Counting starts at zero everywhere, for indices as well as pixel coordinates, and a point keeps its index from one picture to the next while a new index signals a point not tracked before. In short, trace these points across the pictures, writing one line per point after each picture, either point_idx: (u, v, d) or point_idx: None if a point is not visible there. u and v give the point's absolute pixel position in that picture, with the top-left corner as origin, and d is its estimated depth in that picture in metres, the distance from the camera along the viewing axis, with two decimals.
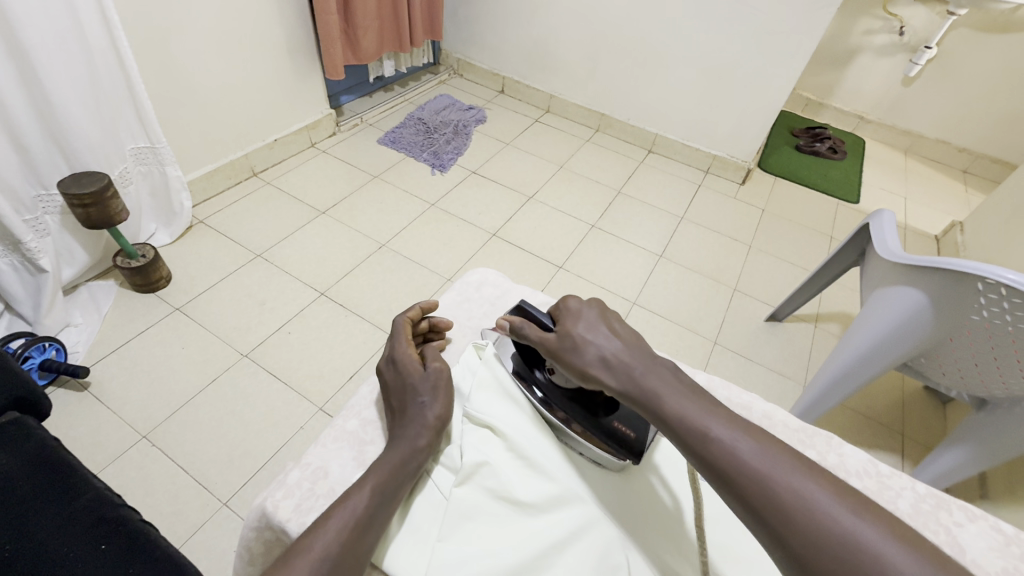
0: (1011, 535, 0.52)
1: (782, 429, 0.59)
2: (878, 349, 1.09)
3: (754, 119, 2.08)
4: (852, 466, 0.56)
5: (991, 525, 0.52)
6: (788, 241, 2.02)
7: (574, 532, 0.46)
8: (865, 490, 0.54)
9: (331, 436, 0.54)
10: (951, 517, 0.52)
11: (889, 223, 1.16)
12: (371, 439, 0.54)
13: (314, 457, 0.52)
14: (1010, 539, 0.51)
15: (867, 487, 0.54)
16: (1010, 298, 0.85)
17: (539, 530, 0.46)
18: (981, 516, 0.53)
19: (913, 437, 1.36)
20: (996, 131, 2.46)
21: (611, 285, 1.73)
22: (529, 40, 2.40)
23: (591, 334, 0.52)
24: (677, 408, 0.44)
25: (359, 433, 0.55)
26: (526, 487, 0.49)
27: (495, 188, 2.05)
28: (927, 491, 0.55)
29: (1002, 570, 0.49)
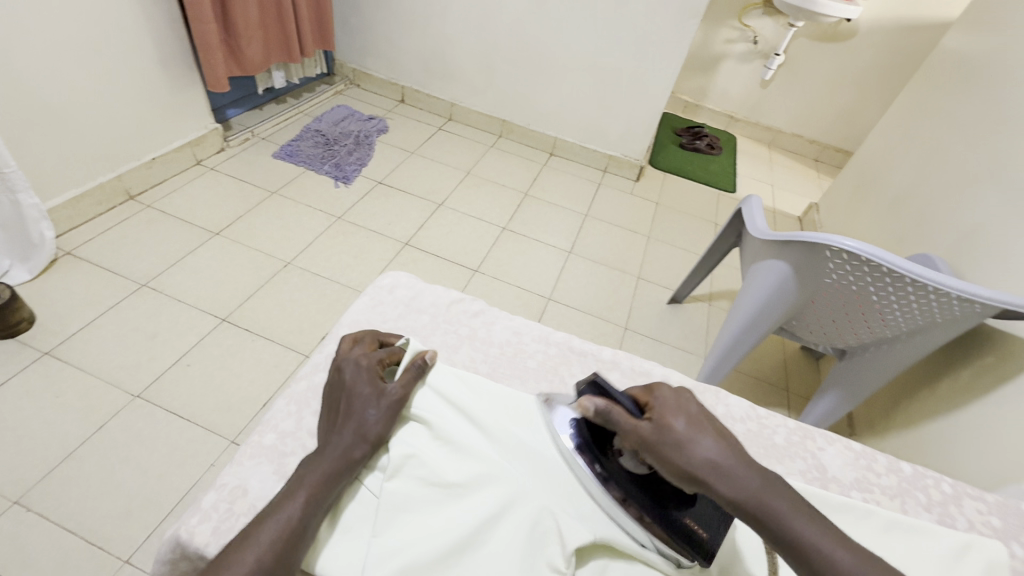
0: (858, 451, 0.61)
1: None
2: (761, 315, 1.23)
3: (641, 121, 2.27)
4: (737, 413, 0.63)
5: (844, 446, 0.62)
6: (680, 230, 2.22)
7: (503, 503, 0.46)
8: (748, 431, 0.61)
9: (247, 453, 0.52)
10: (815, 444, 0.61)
11: (756, 206, 1.32)
12: (293, 449, 0.53)
13: (231, 477, 0.50)
14: (858, 454, 0.61)
15: (750, 428, 0.61)
16: (850, 261, 1.02)
17: (472, 510, 0.46)
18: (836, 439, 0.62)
19: (796, 391, 1.55)
20: (836, 125, 2.88)
21: (526, 284, 1.79)
22: (425, 49, 2.41)
23: (694, 429, 0.48)
24: (798, 528, 0.43)
25: (278, 446, 0.53)
26: (455, 468, 0.49)
27: (403, 197, 2.03)
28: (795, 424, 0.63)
29: (854, 478, 0.58)
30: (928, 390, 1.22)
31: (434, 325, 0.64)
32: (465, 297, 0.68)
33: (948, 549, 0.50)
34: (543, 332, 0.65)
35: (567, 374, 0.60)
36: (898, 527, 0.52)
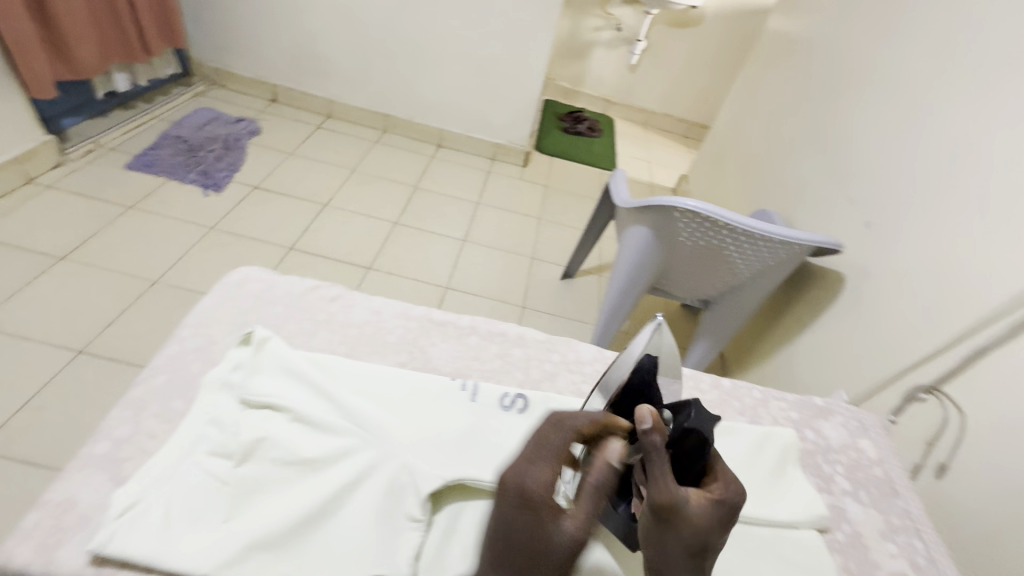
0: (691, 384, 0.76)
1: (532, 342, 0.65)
2: (633, 277, 1.35)
3: (521, 108, 2.34)
4: (585, 356, 0.66)
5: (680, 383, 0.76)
6: (568, 209, 2.34)
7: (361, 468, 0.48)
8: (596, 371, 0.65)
9: (77, 466, 0.50)
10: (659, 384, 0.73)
11: (621, 179, 1.43)
12: (130, 455, 0.52)
13: (58, 492, 0.48)
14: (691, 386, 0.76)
15: (598, 368, 0.65)
16: (695, 219, 1.15)
17: (326, 480, 0.47)
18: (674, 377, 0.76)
19: (679, 344, 1.72)
20: (697, 103, 3.18)
21: (422, 276, 1.80)
22: (292, 45, 2.29)
23: (700, 533, 0.46)
24: None
25: (113, 454, 0.52)
26: (309, 443, 0.49)
27: (284, 201, 1.94)
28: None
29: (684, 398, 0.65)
30: (777, 325, 1.40)
31: (290, 315, 0.64)
32: (322, 286, 0.69)
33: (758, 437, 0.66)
34: (402, 310, 0.67)
35: (427, 344, 0.62)
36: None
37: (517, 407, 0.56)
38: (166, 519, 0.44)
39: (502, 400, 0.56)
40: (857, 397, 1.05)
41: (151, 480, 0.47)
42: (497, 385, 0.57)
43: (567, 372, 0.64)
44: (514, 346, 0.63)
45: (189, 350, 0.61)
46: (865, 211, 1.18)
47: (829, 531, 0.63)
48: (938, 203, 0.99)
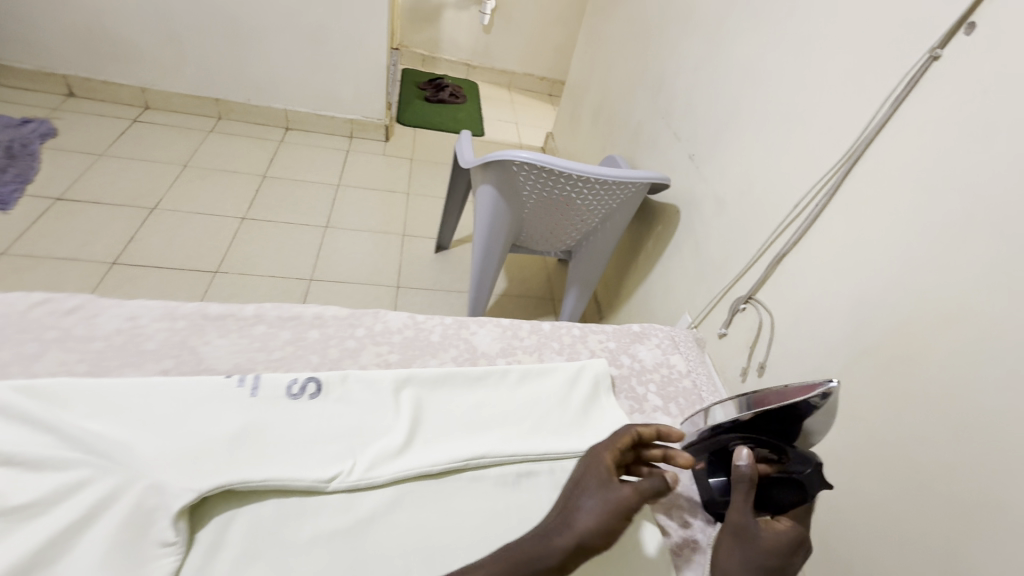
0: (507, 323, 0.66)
1: (330, 322, 0.59)
2: (492, 239, 1.33)
3: (369, 78, 2.20)
4: (394, 325, 0.61)
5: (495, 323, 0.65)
6: (437, 180, 2.28)
7: (97, 502, 0.41)
8: (405, 339, 0.61)
9: None
10: (469, 329, 0.63)
11: (465, 141, 1.38)
12: None
13: None
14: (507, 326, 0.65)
15: (407, 335, 0.61)
16: (531, 170, 1.15)
17: (44, 528, 0.39)
18: (488, 321, 0.65)
19: (558, 297, 1.77)
20: (555, 60, 3.21)
21: (281, 271, 1.66)
22: (78, 26, 1.94)
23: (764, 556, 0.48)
24: None
25: None
26: (21, 487, 0.41)
27: (98, 210, 1.66)
28: (450, 319, 0.64)
29: (501, 348, 0.62)
30: (633, 263, 1.48)
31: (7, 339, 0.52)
32: (53, 296, 0.56)
33: (567, 375, 0.60)
34: (168, 308, 0.57)
35: (199, 344, 0.55)
36: (530, 376, 0.59)
37: (308, 392, 0.52)
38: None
39: (288, 389, 0.52)
40: (697, 317, 1.13)
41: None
42: (284, 374, 0.53)
43: (373, 346, 0.59)
44: (311, 327, 0.58)
45: None
46: (689, 144, 1.26)
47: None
48: (739, 128, 1.07)
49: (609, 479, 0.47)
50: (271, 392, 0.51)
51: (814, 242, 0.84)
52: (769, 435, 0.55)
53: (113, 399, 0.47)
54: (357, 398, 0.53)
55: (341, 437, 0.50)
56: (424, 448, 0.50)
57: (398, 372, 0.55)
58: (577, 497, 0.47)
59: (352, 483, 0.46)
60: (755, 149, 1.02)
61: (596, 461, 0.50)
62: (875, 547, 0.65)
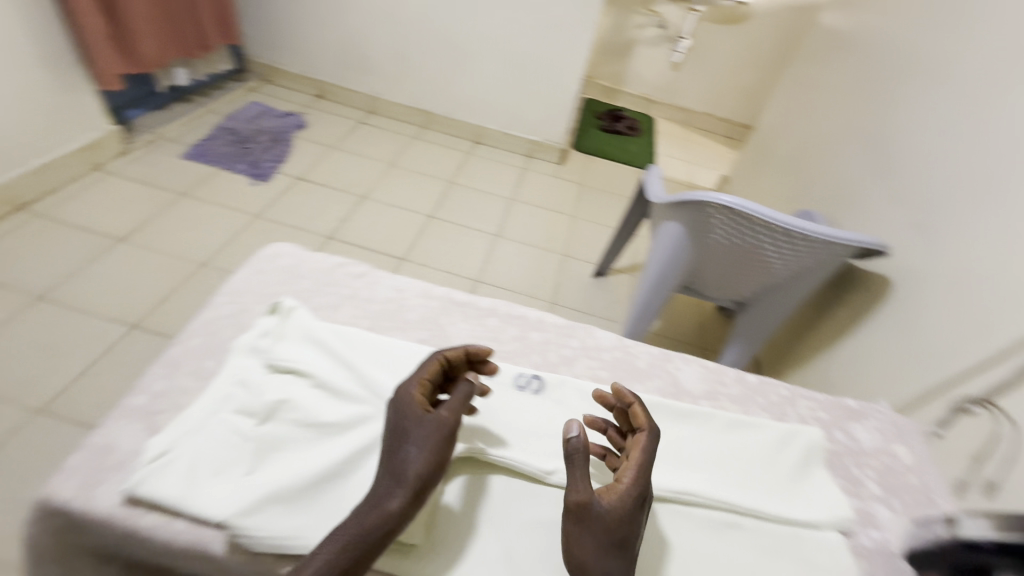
0: (710, 364, 0.75)
1: (552, 325, 0.75)
2: (663, 276, 1.32)
3: (559, 105, 2.34)
4: (605, 343, 0.75)
5: (700, 364, 0.75)
6: (602, 207, 2.32)
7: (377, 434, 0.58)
8: (613, 357, 0.73)
9: (121, 414, 0.58)
10: (677, 364, 0.74)
11: (655, 177, 1.40)
12: (162, 409, 0.59)
13: (101, 437, 0.56)
14: (709, 366, 0.75)
15: (615, 355, 0.74)
16: (727, 215, 1.13)
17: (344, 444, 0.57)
18: (694, 360, 0.75)
19: (710, 347, 1.68)
20: (743, 103, 3.08)
21: (454, 268, 1.82)
22: (339, 42, 2.37)
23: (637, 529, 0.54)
24: None
25: (149, 406, 0.60)
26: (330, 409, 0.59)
27: (324, 192, 2.00)
28: (657, 351, 0.76)
29: (704, 389, 0.73)
30: (813, 331, 1.35)
31: (318, 289, 0.75)
32: (347, 263, 0.79)
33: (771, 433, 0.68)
34: (424, 288, 0.77)
35: (446, 322, 0.73)
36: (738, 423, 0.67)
37: (532, 386, 0.68)
38: (189, 471, 0.53)
39: (516, 381, 0.69)
40: (901, 406, 0.99)
41: (179, 433, 0.56)
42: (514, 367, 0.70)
43: (586, 358, 0.73)
44: (534, 329, 0.75)
45: (223, 314, 0.70)
46: (913, 212, 1.12)
47: (855, 535, 0.66)
48: (988, 205, 0.94)
49: (420, 417, 0.55)
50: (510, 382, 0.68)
51: None
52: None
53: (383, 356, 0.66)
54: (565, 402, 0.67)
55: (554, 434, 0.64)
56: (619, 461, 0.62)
57: (608, 391, 0.69)
58: (401, 448, 0.54)
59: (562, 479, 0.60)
60: (1007, 232, 0.88)
61: (404, 408, 0.56)
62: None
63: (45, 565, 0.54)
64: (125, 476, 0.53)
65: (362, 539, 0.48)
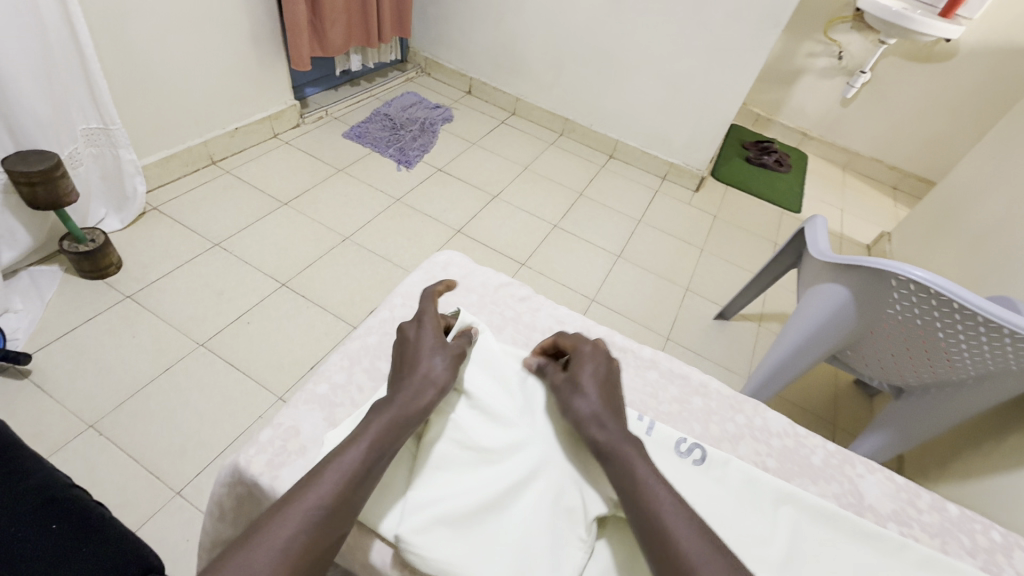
0: (900, 483, 0.64)
1: (717, 395, 0.69)
2: (811, 341, 1.19)
3: (708, 130, 2.21)
4: (774, 428, 0.68)
5: (886, 477, 0.65)
6: (735, 245, 2.16)
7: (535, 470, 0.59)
8: (783, 447, 0.66)
9: (303, 399, 0.62)
10: (854, 470, 0.65)
11: (822, 229, 1.26)
12: (340, 402, 0.63)
13: (286, 418, 0.60)
14: (899, 486, 0.64)
15: (786, 444, 0.66)
16: (918, 292, 0.98)
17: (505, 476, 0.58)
18: (878, 469, 0.65)
19: (842, 425, 1.49)
20: (921, 152, 2.70)
21: (571, 283, 1.79)
22: (497, 44, 2.44)
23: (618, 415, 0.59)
24: None
25: (329, 396, 0.63)
26: (491, 436, 0.61)
27: (460, 186, 2.08)
28: (834, 449, 0.67)
29: (893, 510, 0.62)
30: (992, 442, 1.13)
31: (484, 306, 0.77)
32: (512, 284, 0.81)
33: None
34: (585, 325, 0.76)
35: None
36: (933, 565, 0.55)
37: (694, 456, 0.61)
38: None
39: (675, 445, 0.62)
40: None
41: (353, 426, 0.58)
42: (675, 430, 0.63)
43: (751, 440, 0.66)
44: (695, 395, 0.69)
45: (395, 316, 0.74)
46: None
47: None
48: None
49: (438, 338, 0.64)
50: (671, 442, 0.62)
51: None
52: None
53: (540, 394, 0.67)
54: (729, 482, 0.59)
55: (716, 522, 0.56)
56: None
57: (782, 486, 0.59)
58: (424, 360, 0.61)
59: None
60: None
61: (426, 328, 0.65)
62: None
63: (221, 519, 0.60)
64: (306, 463, 0.56)
65: (401, 427, 0.54)
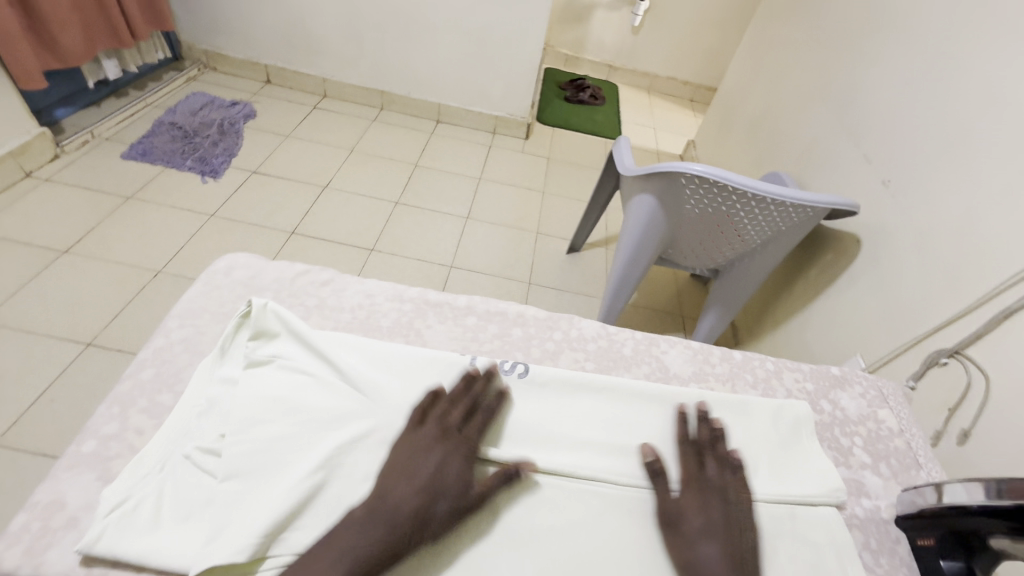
0: (693, 346, 0.76)
1: (532, 320, 0.74)
2: (639, 250, 1.32)
3: (521, 78, 2.27)
4: (587, 333, 0.74)
5: (682, 345, 0.76)
6: (572, 181, 2.29)
7: (351, 443, 0.55)
8: (598, 348, 0.73)
9: (66, 464, 0.55)
10: (659, 348, 0.74)
11: (625, 146, 1.37)
12: (116, 452, 0.57)
13: (45, 494, 0.52)
14: (694, 349, 0.75)
15: (599, 345, 0.73)
16: (703, 185, 1.11)
17: (322, 446, 0.55)
18: (675, 342, 0.75)
19: (688, 314, 1.70)
20: (705, 65, 3.06)
21: (426, 255, 1.77)
22: (283, 23, 2.22)
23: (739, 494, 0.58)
24: None
25: (100, 452, 0.56)
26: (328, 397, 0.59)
27: (283, 185, 1.91)
28: (640, 335, 0.76)
29: (692, 372, 0.72)
30: (789, 294, 1.37)
31: (279, 300, 0.71)
32: (311, 269, 0.76)
33: (762, 412, 0.67)
34: (395, 292, 0.75)
35: (422, 326, 0.72)
36: (725, 404, 0.67)
37: (517, 371, 0.67)
38: (156, 516, 0.50)
39: (497, 366, 0.67)
40: (874, 364, 1.02)
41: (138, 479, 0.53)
42: (494, 357, 0.68)
43: (569, 350, 0.72)
44: (514, 326, 0.73)
45: (173, 341, 0.67)
46: (884, 169, 1.13)
47: (846, 506, 0.62)
48: (946, 162, 0.96)
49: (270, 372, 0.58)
50: (486, 368, 0.66)
51: None
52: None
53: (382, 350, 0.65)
54: (550, 392, 0.66)
55: (545, 426, 0.63)
56: (610, 451, 0.62)
57: (594, 381, 0.67)
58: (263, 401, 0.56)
59: (554, 467, 0.59)
60: (967, 193, 0.90)
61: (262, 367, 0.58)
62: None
63: None
64: (79, 536, 0.50)
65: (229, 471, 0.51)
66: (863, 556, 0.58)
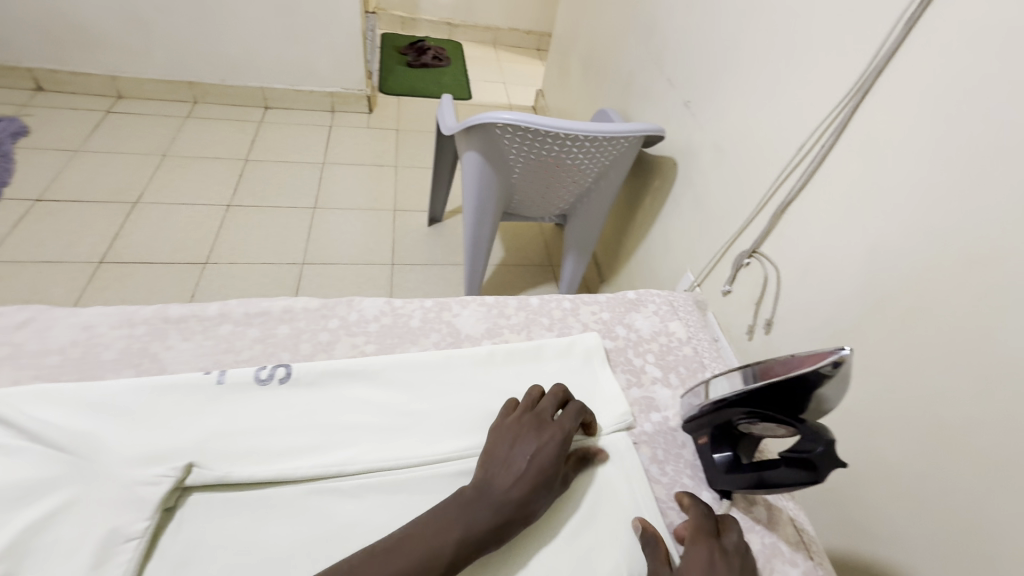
0: (488, 302, 0.74)
1: (302, 314, 0.67)
2: (481, 209, 1.28)
3: (347, 48, 2.10)
4: (370, 313, 0.69)
5: (478, 304, 0.74)
6: (425, 150, 2.20)
7: (47, 518, 0.43)
8: (382, 326, 0.68)
9: None
10: (450, 312, 0.72)
11: (447, 106, 1.30)
12: None
13: None
14: (488, 305, 0.73)
15: (384, 324, 0.68)
16: (516, 132, 1.09)
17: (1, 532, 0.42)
18: (470, 302, 0.73)
19: (556, 264, 1.72)
20: (543, 12, 3.04)
21: (273, 257, 1.62)
22: (36, 15, 1.84)
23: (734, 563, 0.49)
24: None
25: None
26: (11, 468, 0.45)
27: (82, 209, 1.62)
28: (430, 303, 0.72)
29: (486, 329, 0.70)
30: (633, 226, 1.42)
31: None
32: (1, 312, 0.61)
33: (552, 355, 0.67)
34: (123, 315, 0.63)
35: (160, 349, 0.61)
36: (514, 355, 0.66)
37: (278, 376, 0.58)
38: None
39: (252, 376, 0.58)
40: (699, 277, 1.08)
41: None
42: (251, 365, 0.59)
43: (348, 336, 0.66)
44: (279, 323, 0.66)
45: None
46: (684, 91, 1.17)
47: (635, 424, 0.64)
48: (727, 77, 1.01)
49: None
50: (235, 381, 0.57)
51: (813, 199, 0.78)
52: (767, 411, 0.50)
53: (94, 396, 0.53)
54: (318, 390, 0.59)
55: (316, 430, 0.55)
56: (394, 435, 0.56)
57: (371, 365, 0.61)
58: None
59: (317, 471, 0.52)
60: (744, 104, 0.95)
61: None
62: (911, 532, 0.63)
63: None
64: None
65: None
66: (649, 470, 0.59)
